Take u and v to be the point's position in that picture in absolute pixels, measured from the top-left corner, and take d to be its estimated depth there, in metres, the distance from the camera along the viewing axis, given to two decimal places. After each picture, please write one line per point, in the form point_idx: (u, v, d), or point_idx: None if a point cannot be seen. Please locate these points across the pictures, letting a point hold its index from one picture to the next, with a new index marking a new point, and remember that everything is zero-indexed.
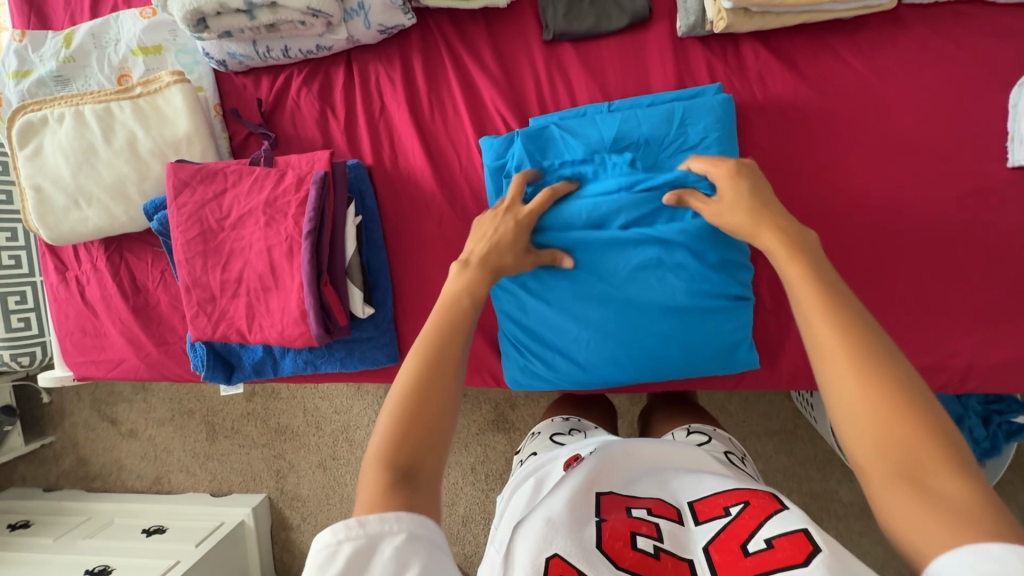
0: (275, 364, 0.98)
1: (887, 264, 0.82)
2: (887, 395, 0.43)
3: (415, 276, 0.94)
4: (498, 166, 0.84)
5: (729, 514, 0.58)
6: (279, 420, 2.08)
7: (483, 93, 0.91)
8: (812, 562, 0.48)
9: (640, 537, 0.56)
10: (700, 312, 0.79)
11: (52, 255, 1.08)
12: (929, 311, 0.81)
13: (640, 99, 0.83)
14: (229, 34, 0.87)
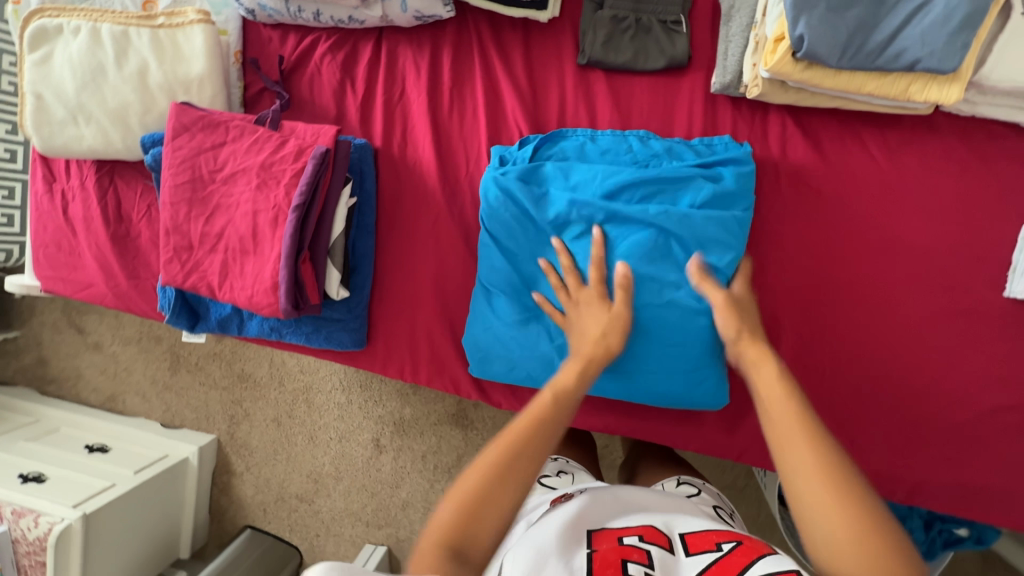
0: (241, 324, 0.97)
1: (861, 363, 0.82)
2: (856, 502, 0.51)
3: (398, 267, 0.94)
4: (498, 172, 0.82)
5: (721, 550, 0.58)
6: (244, 367, 2.07)
7: (505, 101, 0.89)
8: None
9: (632, 565, 0.55)
10: (686, 316, 0.77)
11: (44, 164, 1.07)
12: (890, 418, 0.82)
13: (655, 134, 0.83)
14: None
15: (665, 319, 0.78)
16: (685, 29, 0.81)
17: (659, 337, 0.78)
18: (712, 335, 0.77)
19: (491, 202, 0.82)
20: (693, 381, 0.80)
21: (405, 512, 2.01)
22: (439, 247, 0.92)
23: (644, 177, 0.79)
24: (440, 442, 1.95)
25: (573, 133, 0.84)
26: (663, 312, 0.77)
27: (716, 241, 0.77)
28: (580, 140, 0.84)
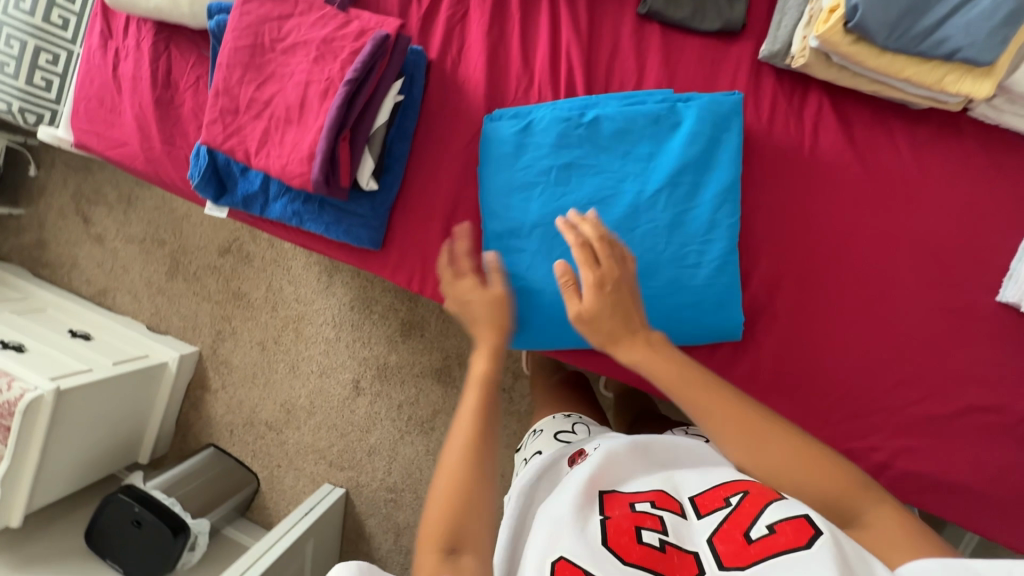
0: (264, 205, 0.99)
1: (852, 342, 0.85)
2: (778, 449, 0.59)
3: (428, 176, 0.97)
4: (525, 126, 0.88)
5: (730, 505, 0.58)
6: (240, 285, 2.07)
7: (562, 35, 0.92)
8: (815, 544, 0.50)
9: (646, 532, 0.55)
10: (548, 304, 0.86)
11: (103, 20, 1.09)
12: (870, 398, 0.85)
13: (530, 111, 0.89)
14: None
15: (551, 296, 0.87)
16: None
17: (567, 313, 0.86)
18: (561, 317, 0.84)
19: (528, 160, 0.87)
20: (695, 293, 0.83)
21: (369, 459, 2.01)
22: (470, 163, 0.95)
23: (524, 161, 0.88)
24: (419, 395, 1.97)
25: (516, 115, 0.89)
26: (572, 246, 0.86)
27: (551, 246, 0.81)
28: (509, 122, 0.89)
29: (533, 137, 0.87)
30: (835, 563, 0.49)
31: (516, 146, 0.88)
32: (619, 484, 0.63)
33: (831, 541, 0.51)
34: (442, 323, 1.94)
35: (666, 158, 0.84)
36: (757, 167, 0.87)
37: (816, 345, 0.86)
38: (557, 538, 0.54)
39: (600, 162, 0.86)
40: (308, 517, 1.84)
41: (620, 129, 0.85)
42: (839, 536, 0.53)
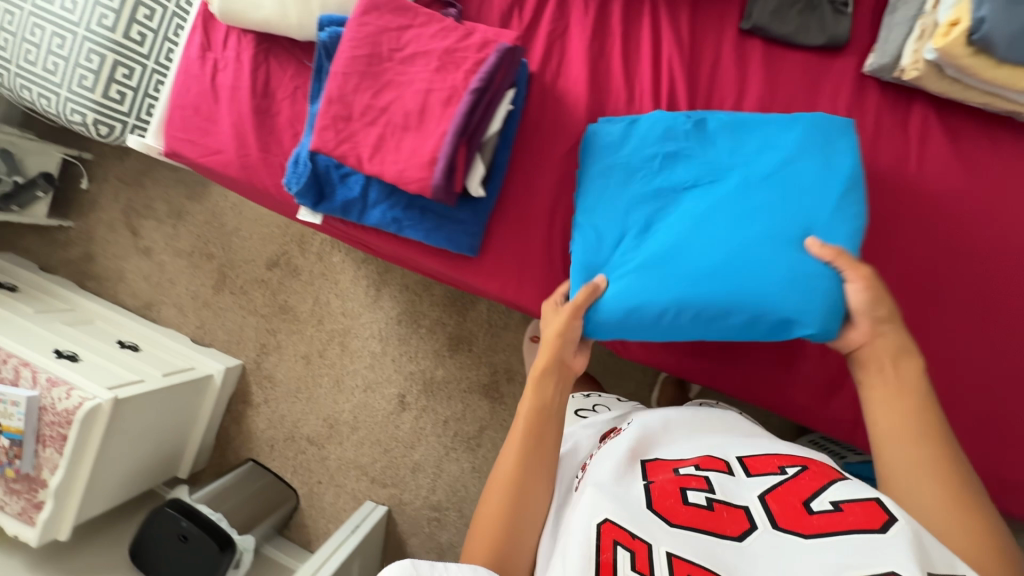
0: (362, 211, 1.00)
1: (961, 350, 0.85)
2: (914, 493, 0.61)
3: (527, 183, 0.98)
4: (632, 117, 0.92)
5: (786, 473, 0.63)
6: (287, 299, 2.07)
7: (664, 49, 0.95)
8: (889, 527, 0.52)
9: (692, 493, 0.61)
10: (645, 277, 0.83)
11: (201, 32, 1.12)
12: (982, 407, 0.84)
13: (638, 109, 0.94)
14: None
15: (645, 266, 0.84)
16: (851, 11, 0.88)
17: (662, 285, 0.82)
18: (676, 282, 0.81)
19: (631, 143, 0.90)
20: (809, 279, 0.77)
21: (413, 475, 1.98)
22: (571, 172, 0.97)
23: (628, 145, 0.90)
24: (465, 410, 1.94)
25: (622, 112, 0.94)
26: (671, 221, 0.85)
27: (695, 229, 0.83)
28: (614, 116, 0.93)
29: (640, 124, 0.90)
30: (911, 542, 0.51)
31: (623, 131, 0.90)
32: (668, 453, 0.71)
33: (907, 523, 0.53)
34: (490, 338, 1.93)
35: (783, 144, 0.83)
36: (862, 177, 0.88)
37: (927, 353, 0.86)
38: (602, 502, 0.59)
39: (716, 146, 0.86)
40: (356, 533, 1.81)
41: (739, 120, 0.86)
42: (915, 523, 0.54)
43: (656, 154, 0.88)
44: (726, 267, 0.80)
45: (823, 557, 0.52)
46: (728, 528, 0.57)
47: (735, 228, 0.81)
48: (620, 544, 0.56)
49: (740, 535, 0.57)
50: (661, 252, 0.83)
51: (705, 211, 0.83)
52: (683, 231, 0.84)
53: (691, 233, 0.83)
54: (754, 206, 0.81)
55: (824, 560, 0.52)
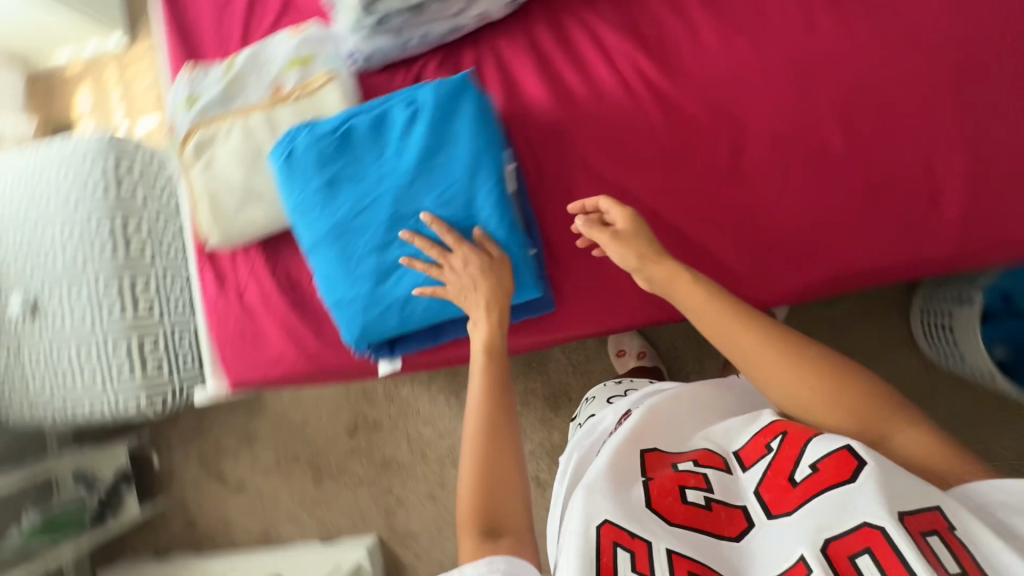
0: (435, 332, 1.00)
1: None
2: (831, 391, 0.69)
3: (564, 219, 0.99)
4: (319, 169, 0.86)
5: (771, 450, 0.68)
6: (384, 453, 2.04)
7: (608, 42, 0.99)
8: (859, 477, 0.60)
9: (690, 492, 0.67)
10: (353, 297, 0.90)
11: (209, 268, 1.15)
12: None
13: (330, 147, 0.86)
14: (382, 23, 0.96)
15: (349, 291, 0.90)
16: None
17: (372, 306, 0.90)
18: (380, 299, 0.89)
19: (316, 185, 0.87)
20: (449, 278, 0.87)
21: None
22: (597, 186, 0.98)
23: (320, 191, 0.87)
24: None
25: (312, 144, 0.86)
26: (362, 249, 0.87)
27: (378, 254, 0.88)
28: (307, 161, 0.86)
29: (338, 177, 0.86)
30: (881, 488, 0.58)
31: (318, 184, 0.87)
32: (664, 442, 0.76)
33: (878, 470, 0.60)
34: (583, 377, 1.88)
35: (409, 152, 0.84)
36: (846, 40, 0.90)
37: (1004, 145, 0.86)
38: (602, 503, 0.65)
39: (356, 167, 0.86)
40: None
41: (373, 135, 0.85)
42: (881, 460, 0.61)
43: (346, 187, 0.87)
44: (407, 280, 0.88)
45: (806, 526, 0.59)
46: (724, 527, 0.65)
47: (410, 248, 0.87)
48: (619, 544, 0.62)
49: (737, 535, 0.64)
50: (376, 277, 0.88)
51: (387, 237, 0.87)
52: (368, 258, 0.88)
53: (377, 256, 0.88)
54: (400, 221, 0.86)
55: (808, 526, 0.59)
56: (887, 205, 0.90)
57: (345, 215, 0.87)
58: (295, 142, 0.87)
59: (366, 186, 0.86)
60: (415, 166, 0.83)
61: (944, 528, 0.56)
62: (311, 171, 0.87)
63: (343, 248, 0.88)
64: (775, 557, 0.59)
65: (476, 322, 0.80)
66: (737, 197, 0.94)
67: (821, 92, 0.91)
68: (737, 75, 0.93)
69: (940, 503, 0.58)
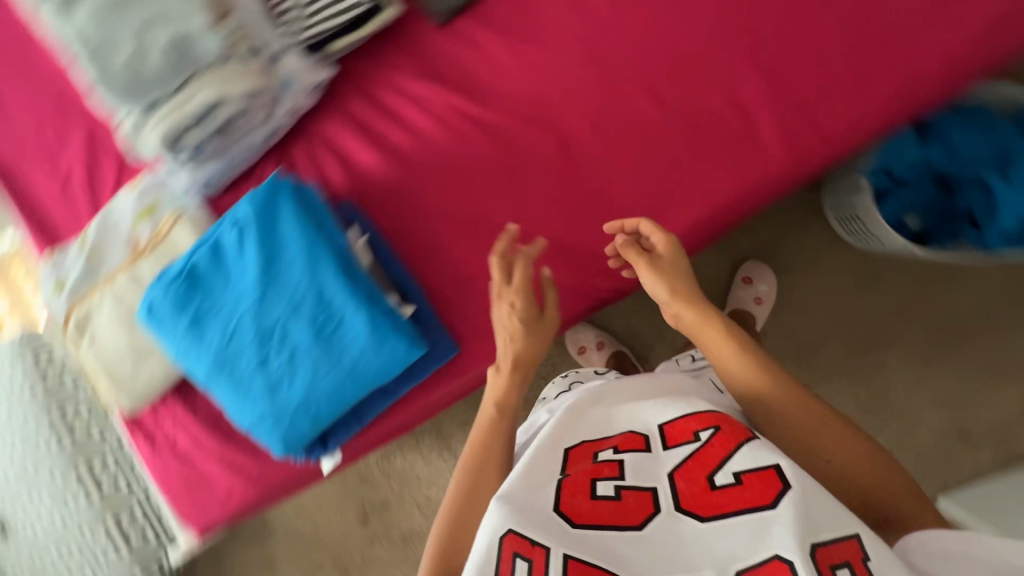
0: (358, 414, 1.01)
1: (835, 30, 0.90)
2: (829, 427, 0.68)
3: (438, 267, 1.01)
4: (179, 311, 0.88)
5: (699, 439, 0.66)
6: (405, 529, 1.73)
7: (415, 92, 1.01)
8: (779, 503, 0.56)
9: (601, 483, 0.63)
10: (255, 417, 0.89)
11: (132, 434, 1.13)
12: (886, 41, 0.89)
13: (180, 287, 0.88)
14: (198, 152, 0.95)
15: (249, 413, 0.89)
16: None
17: (274, 420, 0.88)
18: (280, 410, 0.88)
19: (182, 326, 0.88)
20: (333, 358, 0.86)
21: None
22: (455, 226, 1.00)
23: (187, 331, 0.88)
24: None
25: (165, 290, 0.88)
26: (245, 370, 0.88)
27: (260, 369, 0.88)
28: (165, 308, 0.88)
29: (198, 312, 0.88)
30: (798, 516, 0.54)
31: (183, 325, 0.88)
32: (589, 431, 0.72)
33: (799, 494, 0.56)
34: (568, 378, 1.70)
35: (250, 266, 0.86)
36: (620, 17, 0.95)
37: (791, 59, 0.90)
38: (503, 511, 0.59)
39: (211, 299, 0.88)
40: None
41: (216, 263, 0.88)
42: (806, 482, 0.58)
43: (209, 319, 0.88)
44: (296, 383, 0.87)
45: (715, 544, 0.56)
46: (631, 516, 0.60)
47: (286, 352, 0.87)
48: (519, 555, 0.56)
49: (641, 523, 0.59)
50: (266, 391, 0.88)
51: (261, 350, 0.87)
52: (253, 375, 0.88)
53: (261, 371, 0.88)
54: (266, 330, 0.87)
55: (718, 546, 0.55)
56: (716, 147, 0.92)
57: (216, 344, 0.88)
58: (152, 294, 0.89)
59: (226, 311, 0.87)
60: (258, 276, 0.85)
61: (858, 560, 0.53)
62: (172, 315, 0.88)
63: (228, 375, 0.88)
64: (674, 565, 0.55)
65: (499, 372, 0.81)
66: (591, 192, 0.97)
67: (616, 70, 0.95)
68: (538, 82, 0.97)
69: (859, 532, 0.55)
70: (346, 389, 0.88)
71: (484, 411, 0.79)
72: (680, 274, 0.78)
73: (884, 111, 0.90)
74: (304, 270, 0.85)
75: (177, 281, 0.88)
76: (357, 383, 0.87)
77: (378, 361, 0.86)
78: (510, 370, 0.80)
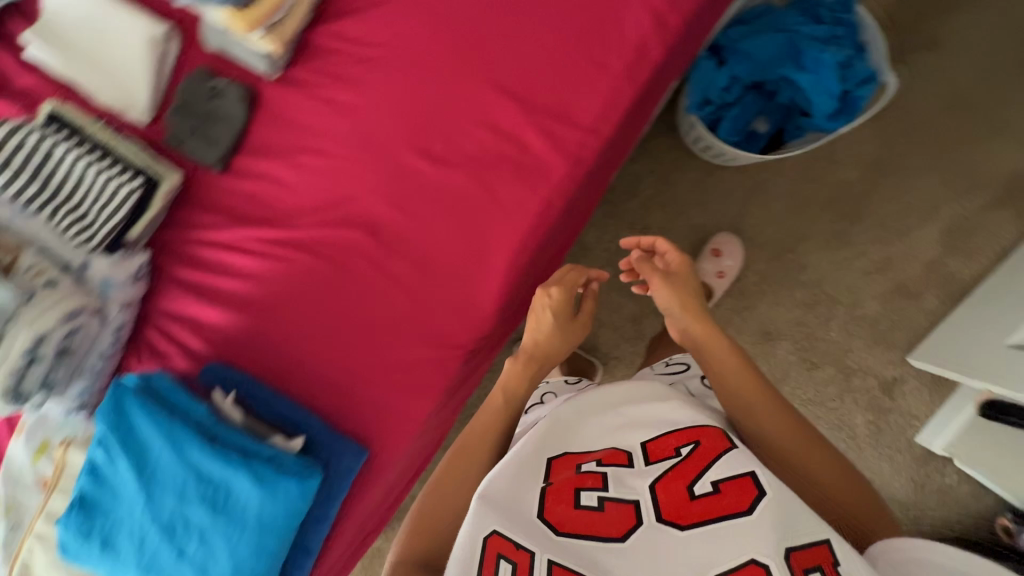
0: (306, 551, 1.00)
1: (555, 26, 0.90)
2: (805, 438, 0.75)
3: (316, 386, 1.03)
4: (87, 539, 0.90)
5: (679, 455, 0.66)
6: None
7: (228, 239, 1.04)
8: (755, 510, 0.58)
9: (583, 494, 0.64)
10: None
11: None
12: (608, 10, 0.88)
13: (78, 519, 0.90)
14: (49, 387, 0.96)
15: None
16: (224, 82, 0.99)
17: None
18: None
19: (96, 551, 0.90)
20: (238, 521, 0.88)
21: None
22: (315, 343, 1.03)
23: (101, 555, 0.90)
24: None
25: (66, 528, 0.90)
26: (166, 567, 0.89)
27: (180, 561, 0.88)
28: (75, 543, 0.90)
29: (103, 533, 0.90)
30: (775, 525, 0.57)
31: (96, 551, 0.90)
32: (574, 444, 0.71)
33: (773, 502, 0.59)
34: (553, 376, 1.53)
35: (126, 474, 0.88)
36: (368, 98, 0.97)
37: (530, 68, 0.91)
38: (489, 513, 0.61)
39: (110, 515, 0.90)
40: None
41: (100, 484, 0.90)
42: (778, 490, 0.61)
43: (116, 535, 0.90)
44: (217, 558, 0.88)
45: (691, 555, 0.57)
46: (612, 527, 0.61)
47: (195, 534, 0.88)
48: (503, 556, 0.59)
49: (623, 534, 0.60)
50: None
51: (172, 542, 0.88)
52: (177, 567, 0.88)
53: (182, 561, 0.88)
54: (170, 523, 0.88)
55: (694, 557, 0.57)
56: (502, 175, 0.94)
57: (131, 556, 0.89)
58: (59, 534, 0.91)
59: (127, 522, 0.89)
60: (137, 479, 0.88)
61: (825, 563, 0.56)
62: (83, 546, 0.90)
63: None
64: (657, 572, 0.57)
65: (516, 359, 0.86)
66: (419, 260, 0.98)
67: (387, 147, 0.98)
68: (326, 186, 1.00)
69: (827, 538, 0.58)
70: (264, 542, 0.88)
71: (490, 397, 0.84)
72: (689, 287, 0.87)
73: (637, 75, 0.89)
74: (174, 455, 0.87)
75: (73, 514, 0.90)
76: (270, 532, 0.88)
77: (279, 504, 0.88)
78: (528, 355, 0.87)
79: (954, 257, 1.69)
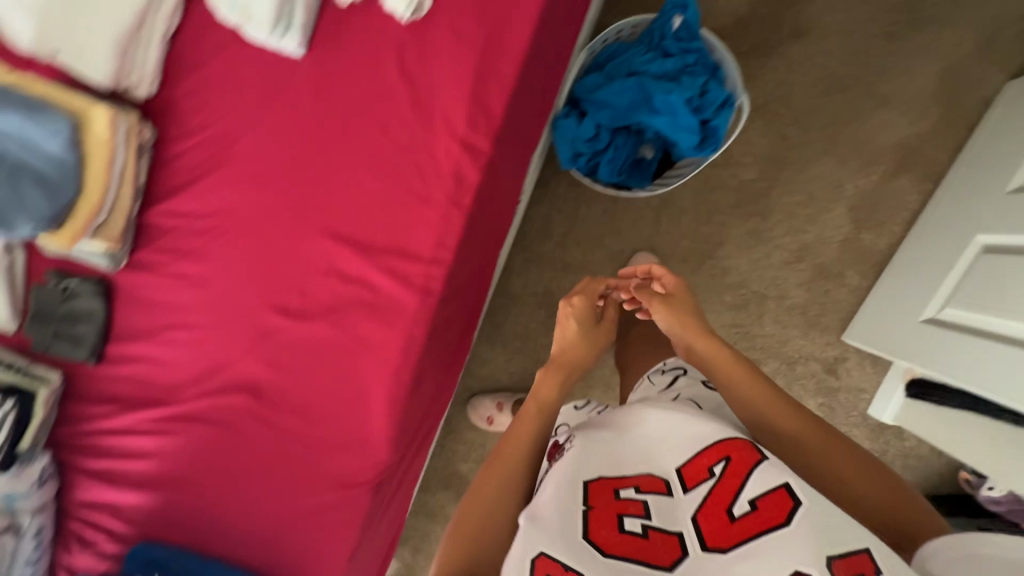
0: None
1: (373, 167, 0.92)
2: (827, 440, 0.73)
3: (239, 547, 1.03)
4: None
5: (713, 476, 0.64)
6: None
7: (120, 424, 1.05)
8: (792, 523, 0.58)
9: (627, 520, 0.63)
10: None
11: None
12: (417, 144, 0.91)
13: None
14: None
15: None
16: (75, 281, 1.00)
17: None
18: None
19: None
20: None
21: None
22: (228, 506, 1.03)
23: None
24: None
25: None
26: None
27: None
28: None
29: None
30: (813, 535, 0.56)
31: None
32: (608, 466, 0.69)
33: (811, 512, 0.58)
34: None
35: None
36: (215, 265, 0.98)
37: (360, 211, 0.93)
38: (536, 535, 0.61)
39: None
40: None
41: None
42: (817, 501, 0.59)
43: None
44: None
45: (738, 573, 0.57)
46: (659, 558, 0.61)
47: None
48: None
49: (670, 563, 0.60)
50: None
51: None
52: None
53: None
54: None
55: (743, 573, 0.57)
56: (359, 316, 0.95)
57: None
58: None
59: None
60: None
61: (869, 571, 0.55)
62: None
63: None
64: None
65: (547, 370, 0.92)
66: (307, 408, 1.00)
67: (245, 310, 0.99)
68: (199, 357, 1.01)
69: (867, 545, 0.56)
70: None
71: (522, 411, 0.84)
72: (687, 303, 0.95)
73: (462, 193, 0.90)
74: None
75: None
76: None
77: None
78: (556, 362, 0.94)
79: (866, 230, 1.63)
